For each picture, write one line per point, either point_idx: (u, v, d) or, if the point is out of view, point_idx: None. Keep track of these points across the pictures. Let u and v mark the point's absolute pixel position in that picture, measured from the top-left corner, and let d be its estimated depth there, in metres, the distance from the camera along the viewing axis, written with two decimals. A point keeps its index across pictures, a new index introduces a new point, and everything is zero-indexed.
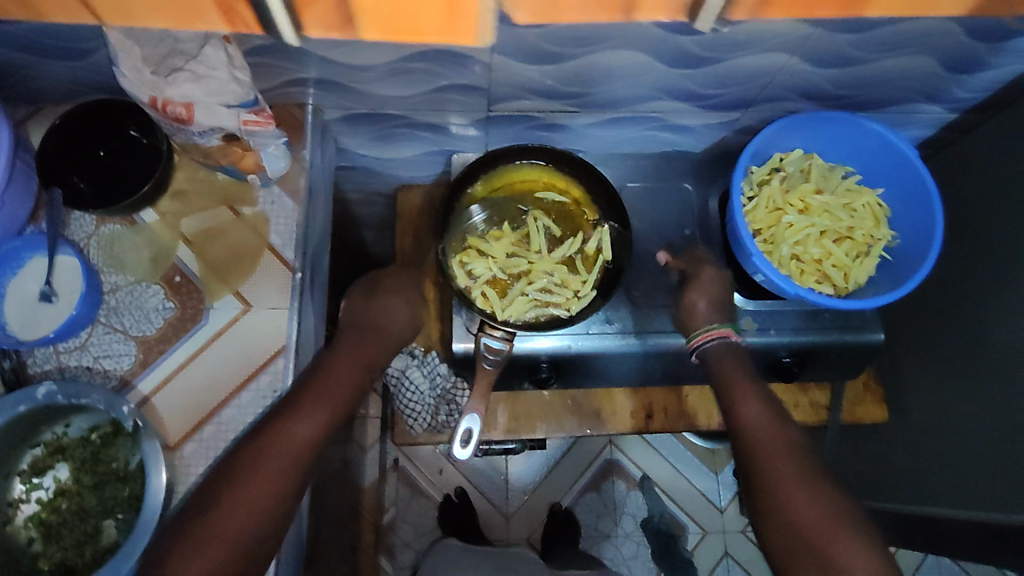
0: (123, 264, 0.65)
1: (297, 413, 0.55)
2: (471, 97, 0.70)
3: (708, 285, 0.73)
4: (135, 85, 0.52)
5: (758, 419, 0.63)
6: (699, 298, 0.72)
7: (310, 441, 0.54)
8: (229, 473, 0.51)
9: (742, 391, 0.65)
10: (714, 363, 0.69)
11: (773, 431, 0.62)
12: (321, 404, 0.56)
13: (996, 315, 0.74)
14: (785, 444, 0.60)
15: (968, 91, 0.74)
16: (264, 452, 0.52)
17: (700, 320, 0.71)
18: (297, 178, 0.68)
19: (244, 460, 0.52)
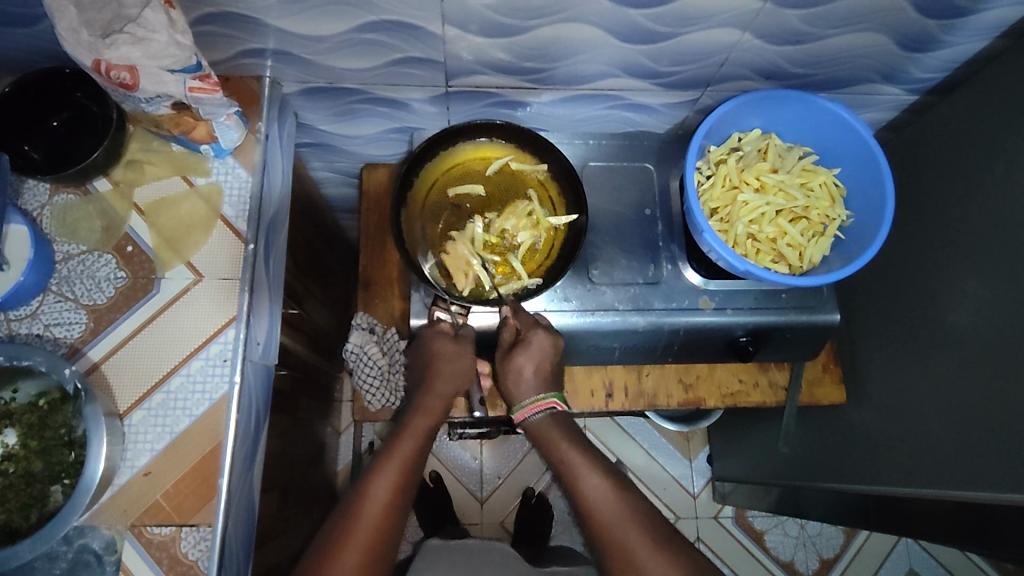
0: (74, 232, 0.65)
1: (371, 486, 0.64)
2: (428, 71, 0.70)
3: (539, 349, 0.72)
4: (74, 47, 0.52)
5: (597, 489, 0.67)
6: (526, 363, 0.72)
7: (389, 508, 0.63)
8: (327, 545, 0.60)
9: (578, 463, 0.68)
10: (542, 437, 0.71)
11: (613, 500, 0.66)
12: (390, 473, 0.65)
13: (951, 294, 0.75)
14: (626, 508, 0.65)
15: (925, 71, 0.75)
16: (355, 522, 0.62)
17: (527, 388, 0.73)
18: (252, 151, 0.69)
19: (340, 531, 0.61)
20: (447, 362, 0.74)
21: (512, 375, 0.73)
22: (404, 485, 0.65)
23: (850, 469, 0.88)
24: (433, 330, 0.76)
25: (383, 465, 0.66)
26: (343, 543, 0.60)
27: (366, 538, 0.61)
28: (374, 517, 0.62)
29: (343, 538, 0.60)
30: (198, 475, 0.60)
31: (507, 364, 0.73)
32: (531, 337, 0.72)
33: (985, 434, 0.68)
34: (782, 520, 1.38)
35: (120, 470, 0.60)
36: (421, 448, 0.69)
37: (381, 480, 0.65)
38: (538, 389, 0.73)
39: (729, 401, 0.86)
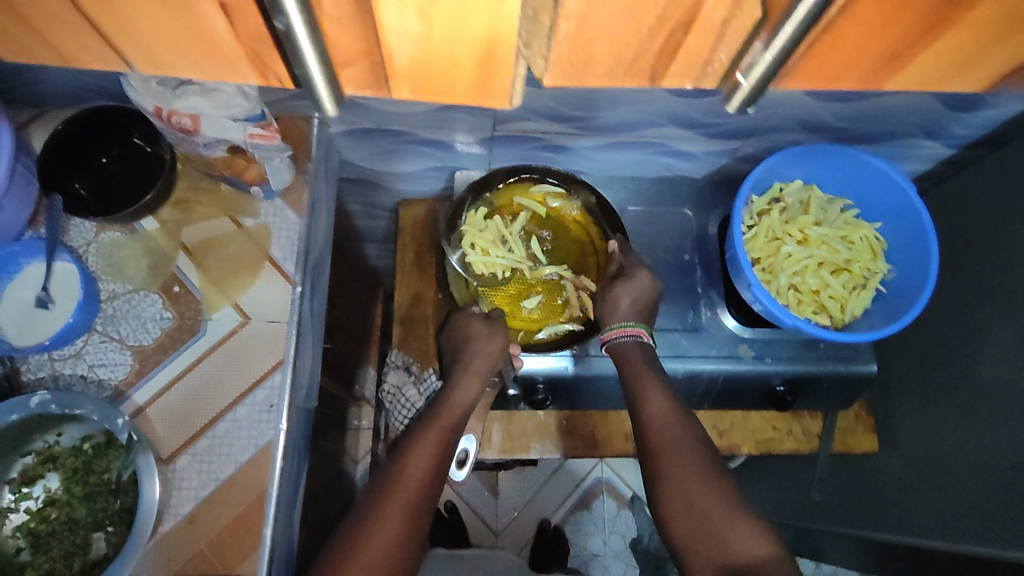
0: (121, 271, 0.65)
1: (413, 448, 0.61)
2: (477, 117, 0.71)
3: (641, 285, 0.72)
4: (142, 96, 0.53)
5: (659, 408, 0.63)
6: (623, 294, 0.71)
7: (432, 473, 0.60)
8: (368, 504, 0.57)
9: (645, 384, 0.65)
10: (621, 359, 0.69)
11: (674, 421, 0.62)
12: (432, 436, 0.62)
13: (990, 350, 0.75)
14: (685, 435, 0.61)
15: (967, 128, 0.75)
16: (399, 484, 0.58)
17: (622, 315, 0.71)
18: (299, 192, 0.68)
19: (383, 491, 0.58)
20: (479, 342, 0.70)
21: (605, 307, 0.72)
22: (445, 454, 0.62)
23: (881, 517, 0.88)
24: (463, 317, 0.73)
25: (424, 430, 0.63)
26: (386, 502, 0.57)
27: (411, 501, 0.58)
28: (418, 478, 0.59)
29: (385, 500, 0.57)
30: (243, 525, 0.59)
31: (605, 297, 0.72)
32: (636, 275, 0.72)
33: (1018, 492, 0.68)
34: (798, 559, 1.37)
35: (164, 518, 0.59)
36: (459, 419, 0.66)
37: (424, 443, 0.61)
38: (631, 316, 0.71)
39: (763, 448, 0.86)
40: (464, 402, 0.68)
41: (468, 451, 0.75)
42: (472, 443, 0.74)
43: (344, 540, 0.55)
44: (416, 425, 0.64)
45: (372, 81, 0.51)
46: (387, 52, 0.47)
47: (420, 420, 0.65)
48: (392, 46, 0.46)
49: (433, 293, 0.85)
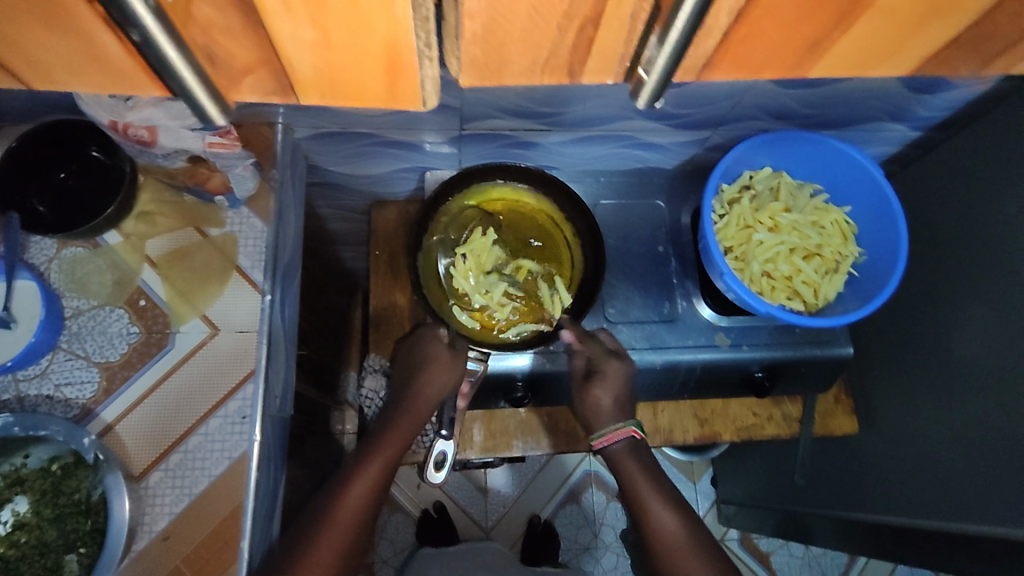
0: (85, 287, 0.63)
1: (355, 478, 0.63)
2: (443, 116, 0.70)
3: (615, 380, 0.72)
4: (93, 108, 0.52)
5: (667, 522, 0.67)
6: (602, 394, 0.72)
7: (368, 502, 0.62)
8: (301, 536, 0.59)
9: (645, 490, 0.68)
10: (619, 466, 0.71)
11: (683, 536, 0.66)
12: (375, 465, 0.64)
13: (963, 328, 0.76)
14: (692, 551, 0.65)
15: (930, 110, 0.76)
16: (334, 516, 0.60)
17: (607, 417, 0.73)
18: (266, 199, 0.67)
19: (315, 523, 0.60)
20: (437, 368, 0.72)
21: (588, 407, 0.73)
22: (383, 484, 0.64)
23: (863, 496, 0.89)
24: (432, 339, 0.75)
25: (369, 457, 0.65)
26: (318, 537, 0.59)
27: (344, 531, 0.60)
28: (354, 510, 0.61)
29: (318, 531, 0.59)
30: (219, 540, 0.58)
31: (584, 396, 0.73)
32: (607, 368, 0.72)
33: (993, 467, 0.69)
34: (787, 541, 1.39)
35: (138, 535, 0.58)
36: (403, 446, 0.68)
37: (365, 473, 0.64)
38: (615, 417, 0.72)
39: (744, 434, 0.86)
40: (410, 431, 0.70)
41: (447, 454, 0.72)
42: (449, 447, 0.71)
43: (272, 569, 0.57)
44: (361, 453, 0.66)
45: (277, 88, 0.45)
46: (288, 64, 0.41)
47: (365, 448, 0.67)
48: (293, 58, 0.40)
49: (408, 294, 0.85)
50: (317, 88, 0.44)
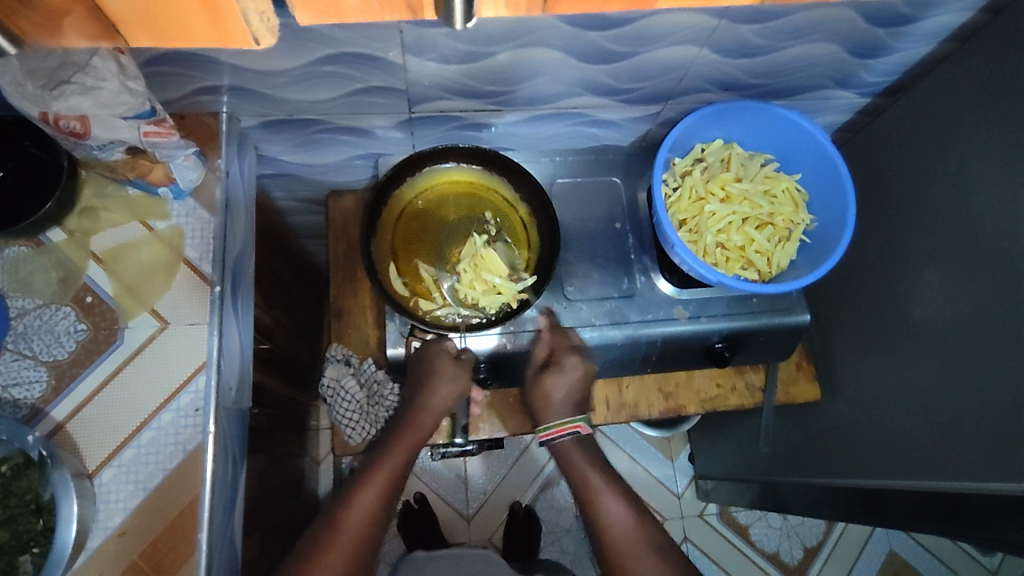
0: (30, 286, 0.62)
1: (359, 494, 0.68)
2: (391, 99, 0.70)
3: (568, 375, 0.76)
4: (18, 100, 0.49)
5: (618, 515, 0.73)
6: (554, 385, 0.76)
7: (374, 514, 0.68)
8: (313, 548, 0.65)
9: (595, 482, 0.75)
10: (568, 462, 0.77)
11: (631, 528, 0.73)
12: (381, 479, 0.69)
13: (915, 289, 0.77)
14: (641, 539, 0.72)
15: (875, 76, 0.77)
16: (341, 529, 0.66)
17: (555, 410, 0.77)
18: (212, 190, 0.67)
19: (326, 537, 0.65)
20: (444, 380, 0.73)
21: (539, 395, 0.77)
22: (390, 495, 0.69)
23: (829, 463, 0.90)
24: (437, 348, 0.74)
25: (375, 471, 0.70)
26: (327, 550, 0.64)
27: (353, 541, 0.66)
28: (360, 522, 0.67)
29: (328, 544, 0.65)
30: (177, 532, 0.58)
31: (536, 384, 0.77)
32: (564, 360, 0.76)
33: (951, 421, 0.70)
34: (765, 513, 1.41)
35: (93, 533, 0.57)
36: (411, 457, 0.72)
37: (372, 486, 0.69)
38: (566, 411, 0.77)
39: (708, 406, 0.87)
40: (420, 439, 0.73)
41: None
42: None
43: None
44: (368, 466, 0.71)
45: (99, 29, 0.39)
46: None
47: (373, 461, 0.71)
48: None
49: (368, 283, 0.84)
50: (141, 28, 0.39)
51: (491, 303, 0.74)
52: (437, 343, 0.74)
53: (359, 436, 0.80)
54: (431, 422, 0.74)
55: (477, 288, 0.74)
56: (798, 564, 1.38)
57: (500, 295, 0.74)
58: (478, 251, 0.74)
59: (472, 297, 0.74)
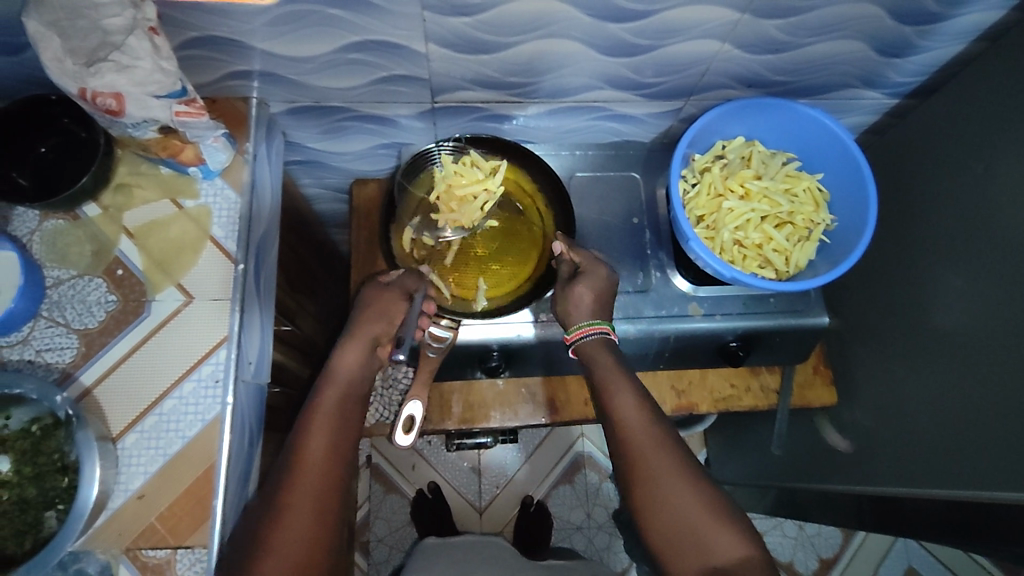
0: (65, 257, 0.65)
1: (311, 428, 0.60)
2: (414, 88, 0.71)
3: (597, 278, 0.71)
4: (59, 77, 0.52)
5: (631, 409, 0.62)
6: (587, 290, 0.70)
7: (331, 452, 0.59)
8: (272, 500, 0.56)
9: (605, 367, 0.66)
10: (586, 358, 0.68)
11: (649, 426, 0.61)
12: (325, 413, 0.62)
13: (938, 294, 0.75)
14: (658, 433, 0.61)
15: (904, 76, 0.76)
16: (298, 473, 0.57)
17: (580, 313, 0.70)
18: (240, 171, 0.69)
19: (283, 486, 0.57)
20: (374, 303, 0.70)
21: (570, 304, 0.70)
22: (342, 429, 0.62)
23: (844, 469, 0.89)
24: (376, 283, 0.72)
25: (314, 410, 0.62)
26: (289, 499, 0.56)
27: (316, 481, 0.57)
28: (317, 462, 0.58)
29: (288, 493, 0.56)
30: (194, 497, 0.60)
31: (566, 293, 0.70)
32: (593, 268, 0.71)
33: (971, 428, 0.69)
34: (780, 522, 1.38)
35: (114, 494, 0.60)
36: (352, 391, 0.65)
37: (318, 424, 0.61)
38: (586, 314, 0.69)
39: (722, 406, 0.87)
40: (357, 372, 0.66)
41: (415, 417, 0.72)
42: (418, 410, 0.72)
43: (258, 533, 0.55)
44: (307, 407, 0.63)
45: None
46: None
47: (310, 401, 0.63)
48: None
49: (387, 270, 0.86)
50: None
51: (471, 213, 0.75)
52: (374, 283, 0.73)
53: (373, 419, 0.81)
54: (360, 350, 0.67)
55: (454, 210, 0.75)
56: (812, 575, 1.35)
57: (478, 200, 0.75)
58: (439, 175, 0.75)
59: (453, 219, 0.75)
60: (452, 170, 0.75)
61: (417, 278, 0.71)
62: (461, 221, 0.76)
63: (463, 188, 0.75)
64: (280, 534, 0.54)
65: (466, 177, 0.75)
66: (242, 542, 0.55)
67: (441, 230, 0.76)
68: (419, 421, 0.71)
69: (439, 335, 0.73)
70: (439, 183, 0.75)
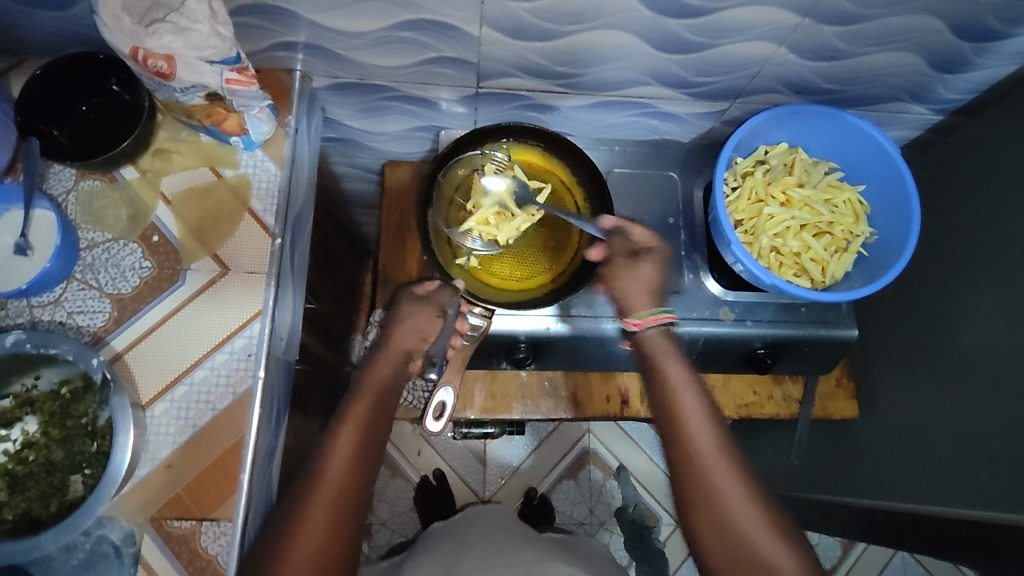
0: (100, 220, 0.64)
1: (336, 441, 0.61)
2: (460, 72, 0.70)
3: (659, 257, 0.71)
4: (115, 34, 0.51)
5: (692, 411, 0.64)
6: (650, 271, 0.70)
7: (354, 469, 0.60)
8: (294, 503, 0.58)
9: (683, 391, 0.65)
10: (654, 357, 0.68)
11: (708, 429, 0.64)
12: (353, 426, 0.62)
13: (969, 315, 0.75)
14: (714, 435, 0.63)
15: (954, 93, 0.75)
16: (319, 485, 0.58)
17: (639, 301, 0.70)
18: (281, 144, 0.68)
19: (305, 492, 0.58)
20: (410, 316, 0.71)
21: (629, 287, 0.70)
22: (367, 442, 0.62)
23: (856, 481, 0.89)
24: (410, 296, 0.72)
25: (343, 421, 0.62)
26: (308, 507, 0.57)
27: (335, 499, 0.58)
28: (340, 477, 0.59)
29: (309, 501, 0.57)
30: (220, 470, 0.60)
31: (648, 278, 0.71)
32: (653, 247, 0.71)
33: (993, 453, 0.69)
34: None
35: (142, 462, 0.60)
36: (382, 402, 0.65)
37: (346, 436, 0.61)
38: (649, 303, 0.70)
39: (743, 412, 0.88)
40: (389, 385, 0.67)
41: (447, 404, 0.71)
42: (450, 396, 0.71)
43: (274, 536, 0.56)
44: (338, 414, 0.63)
45: None
46: None
47: (343, 408, 0.64)
48: None
49: (417, 253, 0.86)
50: None
51: (509, 231, 0.74)
52: (409, 296, 0.73)
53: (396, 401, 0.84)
54: (392, 365, 0.68)
55: (491, 224, 0.74)
56: None
57: (516, 219, 0.75)
58: (481, 185, 0.75)
59: (489, 232, 0.74)
60: (495, 179, 0.75)
61: (452, 293, 0.72)
62: (497, 237, 0.75)
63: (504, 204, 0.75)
64: (296, 543, 0.56)
65: (509, 192, 0.75)
66: (261, 542, 0.57)
67: (473, 236, 0.74)
68: (451, 407, 0.70)
69: (473, 323, 0.72)
70: (481, 194, 0.75)
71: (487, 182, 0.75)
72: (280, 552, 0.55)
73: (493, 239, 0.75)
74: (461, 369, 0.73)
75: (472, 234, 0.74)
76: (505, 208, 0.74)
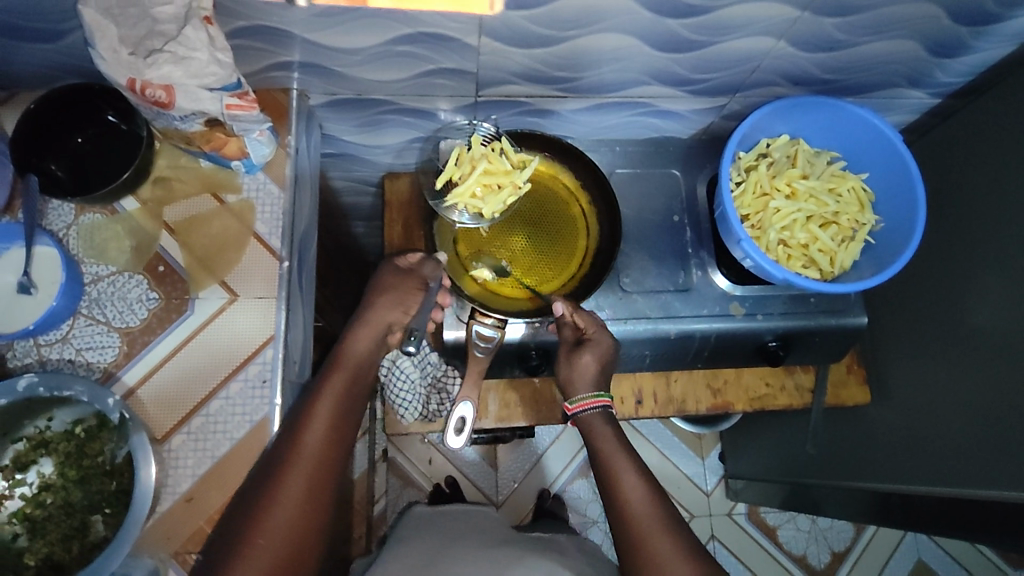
0: (104, 253, 0.63)
1: (313, 415, 0.59)
2: (458, 82, 0.69)
3: (602, 348, 0.70)
4: (113, 66, 0.50)
5: (633, 486, 0.63)
6: (591, 360, 0.69)
7: (330, 442, 0.58)
8: (268, 475, 0.55)
9: (617, 462, 0.64)
10: (591, 440, 0.67)
11: (647, 501, 0.61)
12: (329, 402, 0.60)
13: (976, 296, 0.75)
14: (655, 507, 0.61)
15: (951, 76, 0.75)
16: (295, 456, 0.56)
17: (582, 384, 0.69)
18: (282, 165, 0.67)
19: (279, 464, 0.56)
20: (392, 285, 0.70)
21: (571, 374, 0.70)
22: (344, 416, 0.61)
23: (872, 467, 0.89)
24: (392, 268, 0.72)
25: (320, 394, 0.60)
26: (284, 479, 0.55)
27: (310, 471, 0.57)
28: (317, 449, 0.57)
29: (285, 472, 0.55)
30: None
31: (571, 363, 0.70)
32: (598, 337, 0.71)
33: (1008, 433, 0.69)
34: (795, 516, 1.39)
35: (162, 497, 0.59)
36: (359, 376, 0.64)
37: (323, 409, 0.59)
38: (588, 387, 0.69)
39: (756, 405, 0.88)
40: (366, 357, 0.66)
41: (466, 419, 0.72)
42: (469, 411, 0.72)
43: (246, 509, 0.54)
44: (312, 386, 0.62)
45: None
46: None
47: (317, 382, 0.62)
48: None
49: None
50: None
51: (494, 205, 0.72)
52: (392, 268, 0.72)
53: (412, 416, 0.82)
54: (371, 339, 0.66)
55: (476, 197, 0.73)
56: (825, 568, 1.36)
57: (502, 192, 0.72)
58: (466, 156, 0.73)
59: (474, 205, 0.73)
60: (480, 149, 0.73)
61: (435, 266, 0.72)
62: (482, 210, 0.73)
63: (489, 175, 0.72)
64: (271, 515, 0.54)
65: (494, 163, 0.72)
66: (231, 516, 0.54)
67: (460, 209, 0.74)
68: (470, 423, 0.71)
69: (487, 334, 0.72)
70: (467, 164, 0.73)
71: (472, 151, 0.73)
72: (253, 525, 0.53)
73: (480, 212, 0.74)
74: (478, 381, 0.72)
75: (458, 207, 0.74)
76: (490, 180, 0.72)
